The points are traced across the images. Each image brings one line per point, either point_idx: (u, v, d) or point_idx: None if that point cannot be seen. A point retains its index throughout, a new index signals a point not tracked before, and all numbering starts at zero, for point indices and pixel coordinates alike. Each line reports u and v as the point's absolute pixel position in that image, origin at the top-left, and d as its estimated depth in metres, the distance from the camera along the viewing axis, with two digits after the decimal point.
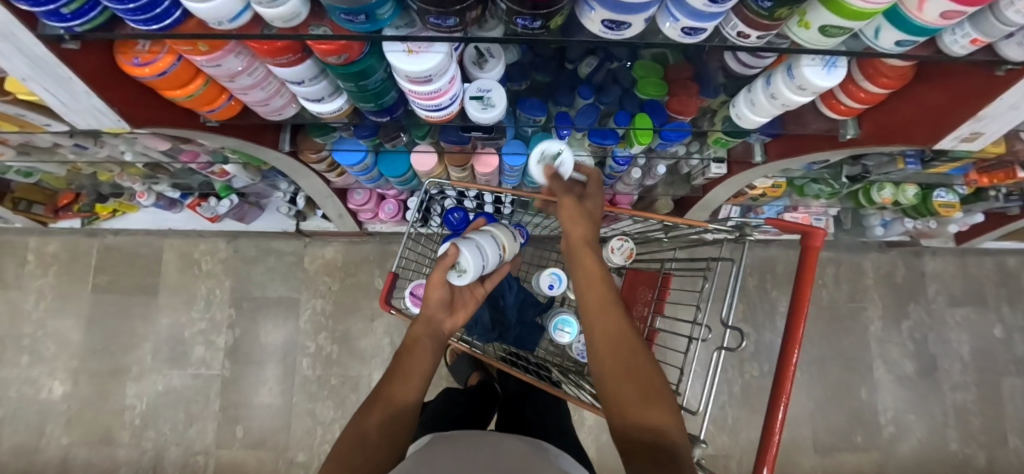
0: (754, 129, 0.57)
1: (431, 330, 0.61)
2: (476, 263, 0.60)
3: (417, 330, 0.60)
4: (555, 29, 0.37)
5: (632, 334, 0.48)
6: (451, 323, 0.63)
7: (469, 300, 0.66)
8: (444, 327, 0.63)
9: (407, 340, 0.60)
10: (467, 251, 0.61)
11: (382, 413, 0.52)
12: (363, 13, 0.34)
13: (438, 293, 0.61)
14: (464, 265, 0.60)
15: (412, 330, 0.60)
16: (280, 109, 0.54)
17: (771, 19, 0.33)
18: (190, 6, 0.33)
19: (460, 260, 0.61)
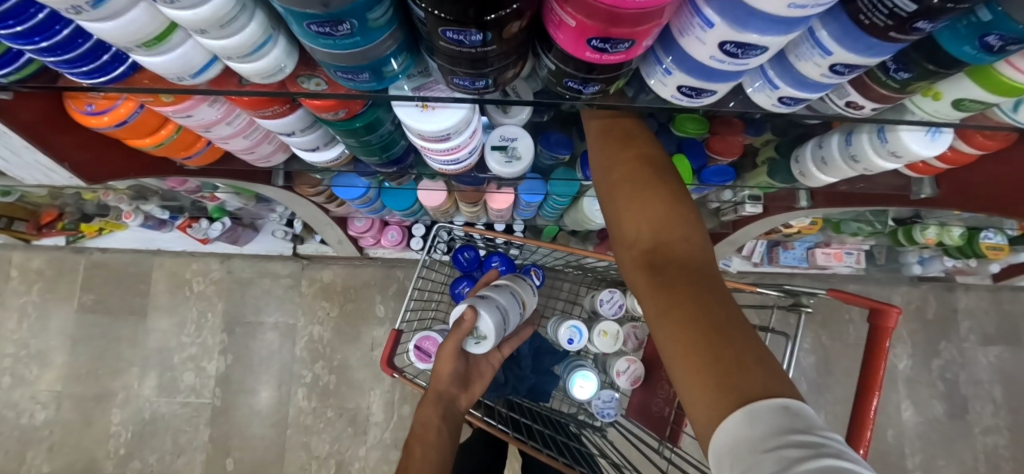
0: (819, 185, 0.50)
1: (444, 410, 0.59)
2: (496, 328, 0.56)
3: (427, 413, 0.58)
4: (612, 92, 0.29)
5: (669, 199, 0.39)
6: (467, 398, 0.61)
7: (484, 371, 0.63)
8: (459, 404, 0.60)
9: (417, 424, 0.58)
10: (485, 314, 0.56)
11: None
12: (367, 71, 0.26)
13: (451, 366, 0.58)
14: (483, 331, 0.56)
15: (422, 412, 0.58)
16: (268, 157, 0.46)
17: (901, 92, 0.26)
18: (140, 60, 0.25)
19: (478, 325, 0.57)
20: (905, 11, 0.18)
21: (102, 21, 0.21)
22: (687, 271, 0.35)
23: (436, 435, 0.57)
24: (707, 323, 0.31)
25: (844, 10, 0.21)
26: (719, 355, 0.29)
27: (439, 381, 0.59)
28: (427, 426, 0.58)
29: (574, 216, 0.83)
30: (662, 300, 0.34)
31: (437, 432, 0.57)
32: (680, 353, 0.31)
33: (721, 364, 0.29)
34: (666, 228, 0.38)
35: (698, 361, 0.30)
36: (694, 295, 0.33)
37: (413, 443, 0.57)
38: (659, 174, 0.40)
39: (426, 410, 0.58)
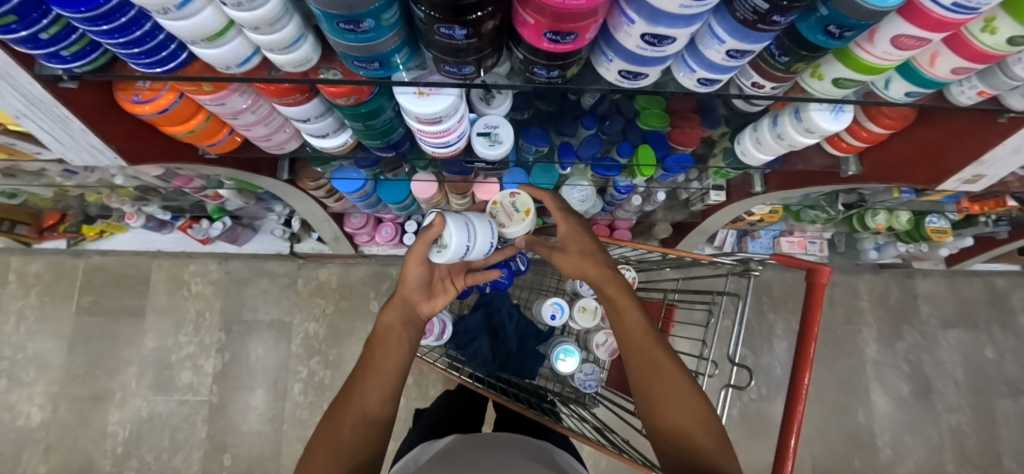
0: (757, 165, 0.58)
1: (405, 315, 0.60)
2: (458, 240, 0.55)
3: (390, 316, 0.60)
4: (571, 77, 0.37)
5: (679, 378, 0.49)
6: (428, 307, 0.63)
7: (448, 287, 0.65)
8: (421, 310, 0.62)
9: (379, 329, 0.59)
10: (453, 226, 0.55)
11: (357, 415, 0.50)
12: (377, 61, 0.34)
13: (416, 271, 0.60)
14: (446, 240, 0.55)
15: (384, 317, 0.60)
16: (282, 144, 0.54)
17: (785, 72, 0.34)
18: (198, 52, 0.33)
19: (445, 234, 0.56)
20: (762, 9, 0.26)
21: (178, 20, 0.29)
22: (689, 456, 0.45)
23: (397, 341, 0.58)
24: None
25: (728, 12, 0.28)
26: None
27: (407, 286, 0.61)
28: (388, 329, 0.59)
29: None
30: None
31: (398, 336, 0.58)
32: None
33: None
34: (681, 414, 0.47)
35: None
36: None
37: (374, 344, 0.58)
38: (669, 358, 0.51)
39: (389, 314, 0.60)
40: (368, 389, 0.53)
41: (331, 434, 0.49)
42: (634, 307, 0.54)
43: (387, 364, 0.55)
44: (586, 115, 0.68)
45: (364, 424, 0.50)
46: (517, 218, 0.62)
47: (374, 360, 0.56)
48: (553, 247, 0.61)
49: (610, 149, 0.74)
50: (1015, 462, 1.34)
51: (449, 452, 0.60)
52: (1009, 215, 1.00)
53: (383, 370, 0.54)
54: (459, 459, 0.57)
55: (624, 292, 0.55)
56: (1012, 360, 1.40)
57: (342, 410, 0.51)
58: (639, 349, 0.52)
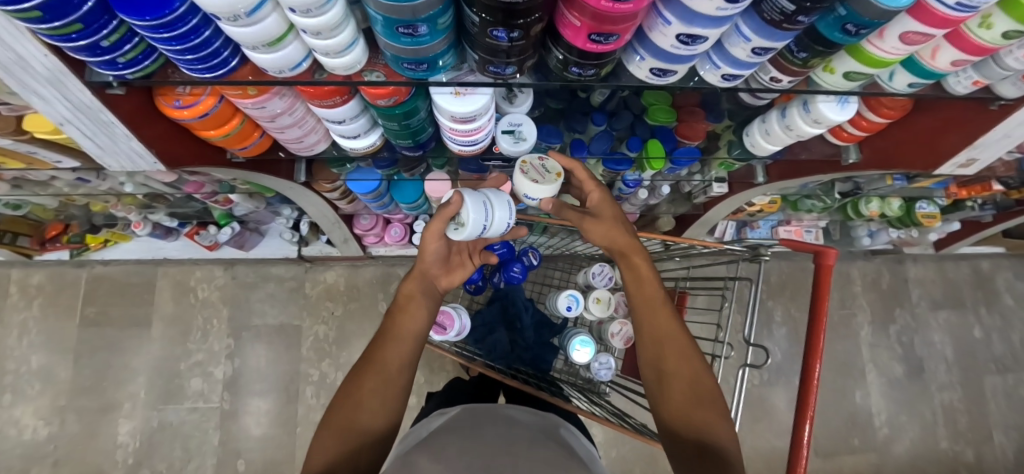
0: (765, 155, 0.61)
1: (425, 286, 0.65)
2: (474, 219, 0.57)
3: (411, 286, 0.64)
4: (603, 75, 0.39)
5: (694, 356, 0.52)
6: (446, 281, 0.68)
7: (464, 261, 0.71)
8: (439, 283, 0.67)
9: (400, 297, 0.63)
10: (470, 205, 0.58)
11: (376, 379, 0.54)
12: (424, 63, 0.36)
13: (434, 246, 0.64)
14: (463, 218, 0.58)
15: (406, 286, 0.64)
16: (312, 146, 0.56)
17: (801, 67, 0.37)
18: (253, 56, 0.35)
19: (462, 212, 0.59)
20: (789, 10, 0.29)
21: (245, 26, 0.31)
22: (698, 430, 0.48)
23: (417, 308, 0.62)
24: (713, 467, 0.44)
25: (756, 12, 0.31)
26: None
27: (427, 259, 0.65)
28: (408, 299, 0.63)
29: None
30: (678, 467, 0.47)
31: (418, 304, 0.62)
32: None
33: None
34: (693, 387, 0.50)
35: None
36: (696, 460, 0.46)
37: (397, 311, 0.61)
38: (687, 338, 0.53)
39: (411, 283, 0.64)
40: (388, 351, 0.56)
41: (352, 392, 0.53)
42: (655, 280, 0.56)
43: (407, 330, 0.59)
44: (596, 112, 0.71)
45: (383, 385, 0.53)
46: (546, 179, 0.58)
47: (395, 327, 0.59)
48: (583, 212, 0.61)
49: (620, 144, 0.77)
50: (1003, 435, 1.40)
51: (459, 423, 0.62)
52: (994, 199, 1.05)
53: (403, 336, 0.59)
54: (468, 430, 0.59)
55: (646, 264, 0.57)
56: (999, 338, 1.46)
57: (364, 369, 0.55)
58: (654, 320, 0.54)
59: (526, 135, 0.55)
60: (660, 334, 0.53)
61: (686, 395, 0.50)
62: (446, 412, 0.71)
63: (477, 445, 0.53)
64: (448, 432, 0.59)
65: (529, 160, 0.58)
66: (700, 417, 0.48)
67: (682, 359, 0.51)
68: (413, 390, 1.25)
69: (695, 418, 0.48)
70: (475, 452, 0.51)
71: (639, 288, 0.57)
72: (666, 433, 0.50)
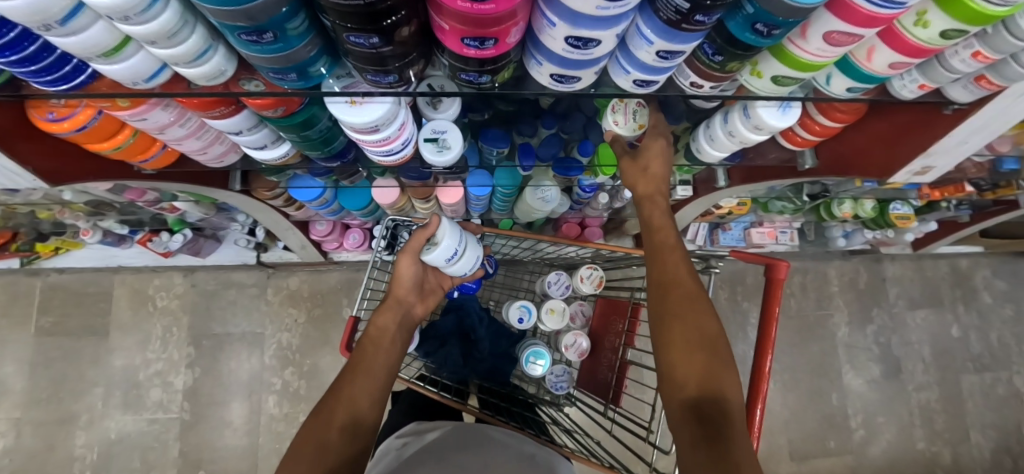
0: (715, 160, 0.57)
1: (400, 317, 0.63)
2: (450, 239, 0.58)
3: (386, 319, 0.61)
4: (503, 81, 0.35)
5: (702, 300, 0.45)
6: (422, 308, 0.67)
7: (436, 288, 0.70)
8: (415, 312, 0.66)
9: (370, 331, 0.59)
10: (447, 227, 0.58)
11: (343, 415, 0.49)
12: (293, 71, 0.32)
13: (410, 270, 0.63)
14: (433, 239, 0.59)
15: (378, 320, 0.61)
16: (220, 157, 0.52)
17: (722, 72, 0.33)
18: (100, 67, 0.31)
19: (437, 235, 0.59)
20: (684, 9, 0.25)
21: (65, 36, 0.27)
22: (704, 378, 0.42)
23: (390, 342, 0.59)
24: (724, 448, 0.37)
25: (653, 13, 0.27)
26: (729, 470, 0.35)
27: (400, 287, 0.64)
28: (381, 330, 0.60)
29: (523, 208, 0.88)
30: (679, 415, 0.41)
31: (390, 339, 0.59)
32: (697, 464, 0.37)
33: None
34: (698, 334, 0.44)
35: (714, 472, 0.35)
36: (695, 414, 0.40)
37: (367, 344, 0.58)
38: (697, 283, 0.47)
39: (383, 317, 0.61)
40: (359, 385, 0.52)
41: (314, 429, 0.47)
42: (671, 227, 0.51)
43: (377, 363, 0.55)
44: (545, 115, 0.66)
45: (353, 415, 0.49)
46: (626, 127, 0.53)
47: (365, 357, 0.55)
48: (629, 153, 0.55)
49: (573, 149, 0.73)
50: (981, 435, 1.38)
51: (434, 451, 0.56)
52: (969, 198, 1.02)
53: (372, 369, 0.55)
54: (441, 460, 0.53)
55: (661, 210, 0.52)
56: (976, 337, 1.44)
57: (329, 402, 0.50)
58: (670, 278, 0.47)
59: (452, 146, 0.51)
60: (673, 279, 0.47)
61: (692, 340, 0.44)
62: (420, 429, 0.64)
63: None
64: (424, 463, 0.53)
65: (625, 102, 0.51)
66: (698, 364, 0.42)
67: (690, 304, 0.45)
68: None
69: (698, 367, 0.42)
70: None
71: (657, 247, 0.50)
72: (671, 404, 0.42)
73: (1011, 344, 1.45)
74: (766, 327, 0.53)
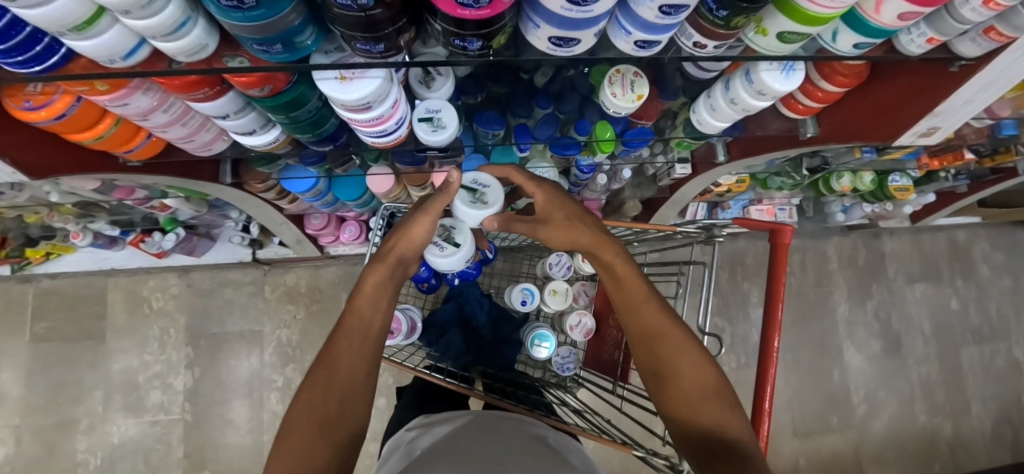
0: (717, 133, 0.56)
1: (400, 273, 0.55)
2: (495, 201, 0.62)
3: (380, 275, 0.52)
4: (498, 47, 0.34)
5: (666, 317, 0.48)
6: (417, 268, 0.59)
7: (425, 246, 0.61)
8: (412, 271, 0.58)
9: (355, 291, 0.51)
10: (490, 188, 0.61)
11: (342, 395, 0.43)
12: (278, 42, 0.30)
13: (424, 233, 0.57)
14: (487, 198, 0.61)
15: (368, 276, 0.51)
16: (208, 145, 0.50)
17: (727, 28, 0.32)
18: (72, 45, 0.29)
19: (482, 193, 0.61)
20: None
21: (33, 6, 0.25)
22: (695, 393, 0.44)
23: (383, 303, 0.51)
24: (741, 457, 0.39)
25: None
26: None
27: (406, 244, 0.56)
28: (374, 293, 0.51)
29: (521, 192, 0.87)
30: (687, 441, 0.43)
31: (388, 299, 0.51)
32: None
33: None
34: (677, 355, 0.46)
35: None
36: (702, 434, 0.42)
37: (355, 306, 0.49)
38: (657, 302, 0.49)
39: (375, 273, 0.52)
40: (351, 358, 0.45)
41: (306, 408, 0.41)
42: (611, 243, 0.52)
43: (375, 327, 0.48)
44: (540, 95, 0.65)
45: (353, 396, 0.43)
46: (626, 98, 0.49)
47: (357, 324, 0.48)
48: (533, 222, 0.56)
49: (569, 128, 0.71)
50: (981, 406, 1.39)
51: (447, 440, 0.54)
52: (967, 168, 1.01)
53: (367, 335, 0.48)
54: (456, 447, 0.51)
55: (592, 227, 0.54)
56: (975, 308, 1.45)
57: (320, 382, 0.43)
58: (655, 335, 0.47)
59: (448, 124, 0.49)
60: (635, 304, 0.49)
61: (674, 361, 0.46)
62: (430, 422, 0.63)
63: (470, 465, 0.45)
64: (443, 450, 0.51)
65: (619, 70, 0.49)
66: (685, 383, 0.45)
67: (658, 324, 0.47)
68: (381, 392, 1.20)
69: (688, 386, 0.44)
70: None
71: (629, 301, 0.49)
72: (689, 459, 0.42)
73: (1009, 315, 1.46)
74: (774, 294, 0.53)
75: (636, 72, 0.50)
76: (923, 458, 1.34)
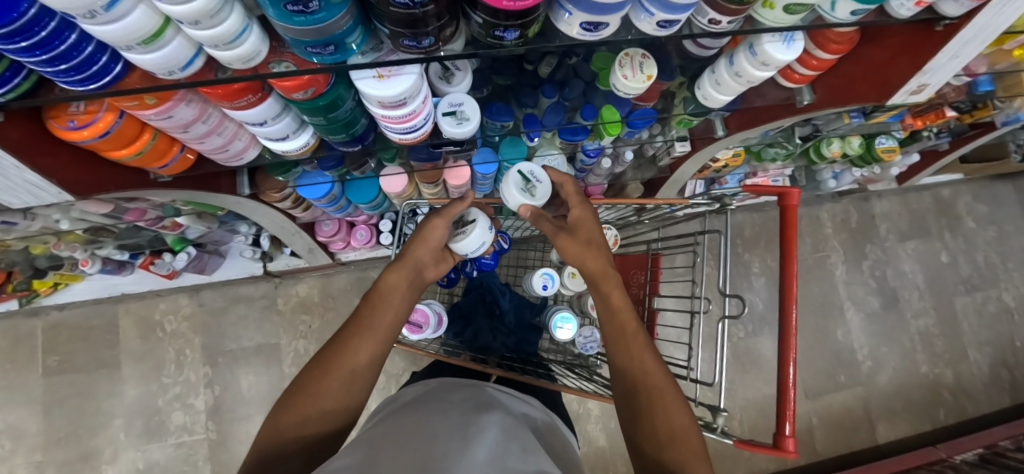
0: (720, 106, 0.60)
1: (413, 276, 0.61)
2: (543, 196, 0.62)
3: (398, 276, 0.59)
4: (531, 38, 0.36)
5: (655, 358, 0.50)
6: (435, 272, 0.65)
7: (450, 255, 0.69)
8: (427, 274, 0.63)
9: (379, 287, 0.57)
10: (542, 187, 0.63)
11: (340, 373, 0.49)
12: (331, 44, 0.32)
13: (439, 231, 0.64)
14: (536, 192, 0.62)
15: (388, 277, 0.58)
16: (240, 153, 0.53)
17: (737, 4, 0.35)
18: (136, 58, 0.31)
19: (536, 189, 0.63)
20: None
21: (107, 23, 0.27)
22: (668, 432, 0.44)
23: (399, 301, 0.57)
24: None
25: None
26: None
27: (420, 243, 0.62)
28: (390, 288, 0.58)
29: None
30: None
31: (400, 298, 0.58)
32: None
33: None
34: (655, 390, 0.47)
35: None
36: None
37: (379, 301, 0.56)
38: (647, 343, 0.51)
39: (395, 275, 0.59)
40: (359, 343, 0.52)
41: (314, 385, 0.48)
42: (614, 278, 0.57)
43: (384, 322, 0.55)
44: (545, 84, 0.66)
45: (348, 377, 0.49)
46: (638, 79, 0.52)
47: (367, 317, 0.54)
48: (559, 225, 0.60)
49: (575, 114, 0.72)
50: (978, 352, 1.46)
51: (430, 398, 0.55)
52: (948, 125, 1.06)
53: (377, 329, 0.54)
54: (430, 404, 0.52)
55: (603, 258, 0.58)
56: (964, 260, 1.51)
57: (329, 358, 0.50)
58: (638, 369, 0.49)
59: (471, 117, 0.52)
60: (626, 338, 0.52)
61: (650, 396, 0.47)
62: (414, 385, 0.63)
63: (448, 428, 0.45)
64: (414, 406, 0.53)
65: (630, 53, 0.53)
66: (657, 419, 0.45)
67: (642, 361, 0.50)
68: None
69: (660, 421, 0.45)
70: (436, 436, 0.43)
71: (619, 336, 0.52)
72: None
73: (997, 263, 1.52)
74: (788, 274, 0.56)
75: (641, 52, 0.53)
76: (928, 407, 1.40)
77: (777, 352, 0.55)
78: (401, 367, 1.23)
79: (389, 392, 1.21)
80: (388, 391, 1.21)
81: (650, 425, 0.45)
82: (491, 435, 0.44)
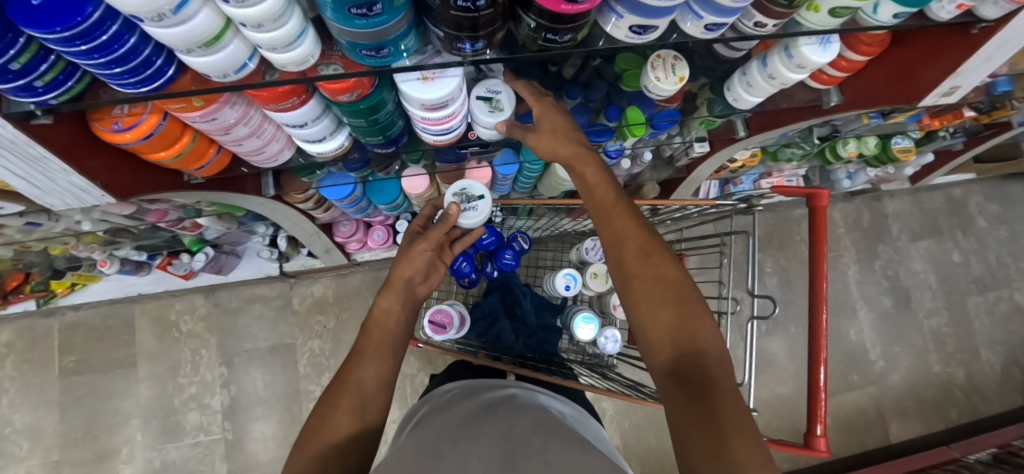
0: (747, 108, 0.60)
1: (404, 296, 0.64)
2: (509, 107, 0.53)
3: (389, 300, 0.62)
4: (579, 41, 0.37)
5: (638, 221, 0.49)
6: (426, 287, 0.69)
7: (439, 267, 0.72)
8: (419, 291, 0.67)
9: (376, 314, 0.61)
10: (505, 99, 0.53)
11: (352, 401, 0.49)
12: (385, 47, 0.33)
13: (422, 254, 0.68)
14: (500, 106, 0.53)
15: (379, 304, 0.61)
16: (276, 155, 0.53)
17: (786, 7, 0.35)
18: (194, 61, 0.32)
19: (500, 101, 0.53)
20: None
21: (173, 26, 0.27)
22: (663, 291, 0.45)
23: (396, 321, 0.60)
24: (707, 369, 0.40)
25: None
26: (720, 429, 0.35)
27: (405, 265, 0.67)
28: (384, 313, 0.61)
29: (547, 183, 0.89)
30: (660, 350, 0.43)
31: (396, 318, 0.61)
32: (689, 428, 0.37)
33: (725, 454, 0.34)
34: (642, 249, 0.47)
35: (703, 440, 0.35)
36: (673, 338, 0.42)
37: (371, 327, 0.59)
38: (627, 208, 0.50)
39: (386, 300, 0.62)
40: (365, 369, 0.53)
41: (325, 422, 0.48)
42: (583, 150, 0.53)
43: (383, 346, 0.56)
44: (569, 85, 0.65)
45: (361, 404, 0.50)
46: (669, 82, 0.52)
47: (369, 346, 0.56)
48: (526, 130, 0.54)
49: (600, 114, 0.72)
50: (990, 351, 1.46)
51: (448, 406, 0.56)
52: (964, 125, 1.06)
53: (378, 352, 0.56)
54: (455, 411, 0.53)
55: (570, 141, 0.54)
56: (976, 259, 1.51)
57: (338, 390, 0.51)
58: (621, 236, 0.48)
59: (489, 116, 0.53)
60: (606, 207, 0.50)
61: (639, 260, 0.46)
62: (440, 390, 0.64)
63: (478, 434, 0.45)
64: (439, 413, 0.54)
65: (661, 54, 0.53)
66: (649, 277, 0.45)
67: (624, 225, 0.49)
68: (418, 392, 1.22)
69: (651, 277, 0.45)
70: (465, 440, 0.44)
71: (595, 210, 0.52)
72: (656, 369, 0.43)
73: (1009, 262, 1.52)
74: (818, 280, 0.56)
75: (670, 53, 0.53)
76: (941, 406, 1.40)
77: (808, 355, 0.55)
78: (416, 367, 1.23)
79: (404, 392, 1.22)
80: (404, 391, 1.22)
81: (643, 288, 0.45)
82: (520, 429, 0.45)
